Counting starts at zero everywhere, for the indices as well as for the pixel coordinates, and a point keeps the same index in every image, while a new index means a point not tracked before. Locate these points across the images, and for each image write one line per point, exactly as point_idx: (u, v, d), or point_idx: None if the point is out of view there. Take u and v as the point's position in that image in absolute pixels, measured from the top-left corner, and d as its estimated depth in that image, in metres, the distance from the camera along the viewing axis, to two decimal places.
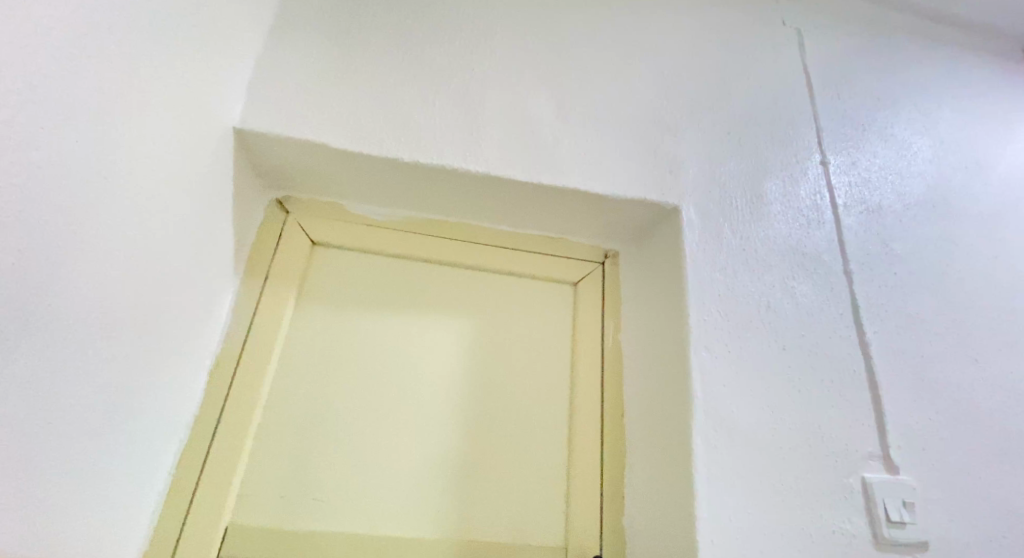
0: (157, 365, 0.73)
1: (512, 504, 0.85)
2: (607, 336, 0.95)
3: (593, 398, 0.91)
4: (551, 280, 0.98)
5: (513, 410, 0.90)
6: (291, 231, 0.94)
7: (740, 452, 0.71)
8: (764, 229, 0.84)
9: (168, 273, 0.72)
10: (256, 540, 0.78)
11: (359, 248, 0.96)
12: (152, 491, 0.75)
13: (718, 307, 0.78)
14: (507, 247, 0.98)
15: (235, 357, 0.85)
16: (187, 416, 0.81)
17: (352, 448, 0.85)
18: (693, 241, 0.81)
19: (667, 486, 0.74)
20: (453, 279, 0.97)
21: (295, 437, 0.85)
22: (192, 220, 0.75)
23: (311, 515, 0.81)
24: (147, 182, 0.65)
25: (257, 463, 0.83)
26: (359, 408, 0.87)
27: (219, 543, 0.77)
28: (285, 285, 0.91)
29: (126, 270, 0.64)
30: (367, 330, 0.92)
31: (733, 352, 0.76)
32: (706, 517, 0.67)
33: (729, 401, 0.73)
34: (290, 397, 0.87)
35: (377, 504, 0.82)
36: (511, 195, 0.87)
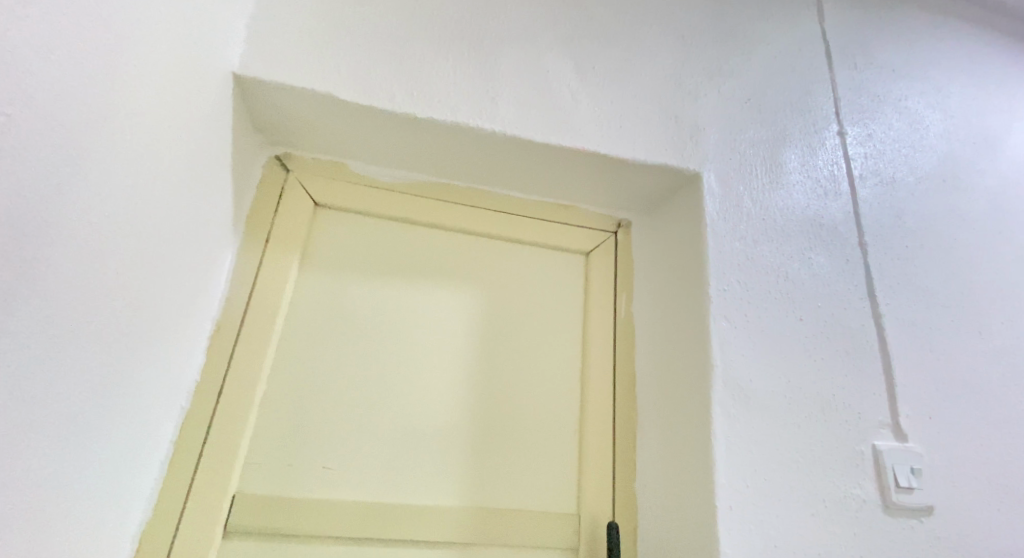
0: (155, 331, 0.69)
1: (524, 472, 0.85)
2: (619, 307, 0.94)
3: (605, 367, 0.91)
4: (562, 248, 0.96)
5: (525, 379, 0.89)
6: (293, 191, 0.89)
7: (759, 421, 0.71)
8: (782, 198, 0.83)
9: (166, 232, 0.67)
10: (264, 509, 0.76)
11: (365, 211, 0.92)
12: (155, 459, 0.72)
13: (737, 277, 0.77)
14: (520, 214, 0.95)
15: (238, 322, 0.82)
16: (188, 383, 0.77)
17: (363, 416, 0.83)
18: (713, 210, 0.80)
19: (684, 454, 0.74)
20: (463, 245, 0.94)
21: (302, 404, 0.82)
22: (189, 177, 0.70)
23: (321, 483, 0.79)
24: (143, 133, 0.60)
25: (263, 431, 0.80)
26: (368, 374, 0.85)
27: (226, 511, 0.75)
28: (289, 248, 0.87)
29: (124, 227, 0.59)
30: (376, 297, 0.89)
31: (752, 321, 0.75)
32: (724, 483, 0.68)
33: (748, 370, 0.73)
34: (296, 364, 0.84)
35: (390, 472, 0.81)
36: (526, 157, 0.83)
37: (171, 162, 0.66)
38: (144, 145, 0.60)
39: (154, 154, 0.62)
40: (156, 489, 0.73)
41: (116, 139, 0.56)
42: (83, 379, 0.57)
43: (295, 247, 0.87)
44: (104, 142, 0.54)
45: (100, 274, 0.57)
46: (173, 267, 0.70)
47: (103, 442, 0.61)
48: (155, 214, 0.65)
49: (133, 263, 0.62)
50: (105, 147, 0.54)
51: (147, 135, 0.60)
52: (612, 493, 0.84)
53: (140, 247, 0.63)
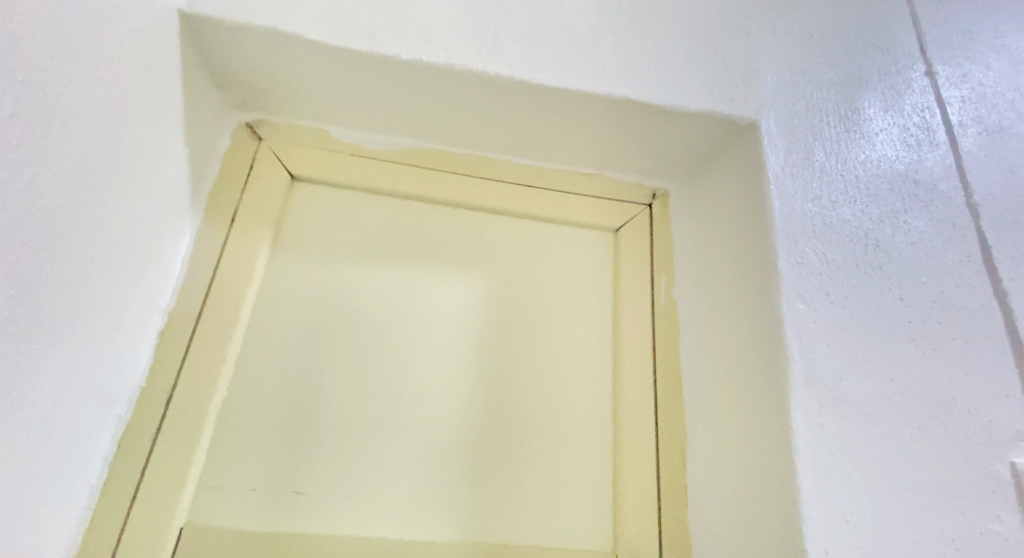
0: (92, 326, 0.55)
1: (547, 497, 0.68)
2: (658, 294, 0.77)
3: (642, 367, 0.74)
4: (585, 226, 0.81)
5: (543, 382, 0.73)
6: (265, 163, 0.76)
7: (856, 432, 0.54)
8: (865, 150, 0.66)
9: (106, 200, 0.54)
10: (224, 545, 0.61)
11: (351, 185, 0.78)
12: (83, 483, 0.58)
13: (814, 247, 0.60)
14: (534, 184, 0.80)
15: (195, 316, 0.67)
16: (130, 388, 0.63)
17: (347, 430, 0.68)
18: (777, 163, 0.63)
19: (753, 477, 0.57)
20: (468, 223, 0.79)
21: (272, 416, 0.67)
22: (134, 134, 0.56)
23: (293, 513, 0.64)
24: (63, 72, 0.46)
25: (223, 448, 0.65)
26: (354, 378, 0.70)
27: (172, 548, 0.60)
28: (260, 227, 0.73)
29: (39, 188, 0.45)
30: (364, 285, 0.74)
31: (838, 302, 0.58)
32: (816, 517, 0.50)
33: (836, 365, 0.56)
34: (267, 367, 0.69)
35: (380, 498, 0.66)
36: (539, 110, 0.68)
37: (108, 115, 0.52)
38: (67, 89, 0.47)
39: (79, 97, 0.48)
40: (85, 520, 0.58)
41: (18, 75, 0.42)
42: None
43: (268, 226, 0.73)
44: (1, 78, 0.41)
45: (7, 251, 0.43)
46: (116, 247, 0.56)
47: (13, 469, 0.47)
48: (87, 175, 0.51)
49: (59, 235, 0.48)
50: (2, 84, 0.41)
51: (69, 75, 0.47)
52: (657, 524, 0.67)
53: (66, 217, 0.49)
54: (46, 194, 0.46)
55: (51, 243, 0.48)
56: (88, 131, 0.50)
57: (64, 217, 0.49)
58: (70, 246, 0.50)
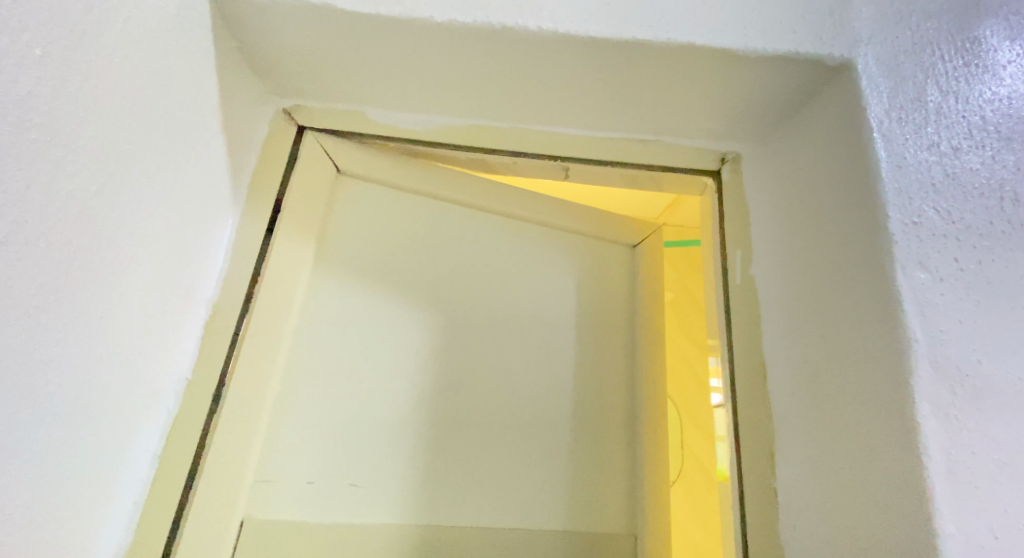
0: (131, 325, 0.51)
1: (557, 466, 0.85)
2: (732, 272, 0.70)
3: (651, 354, 0.98)
4: (601, 238, 1.01)
5: (560, 378, 0.90)
6: (312, 151, 0.75)
7: (1002, 428, 0.44)
8: (994, 86, 0.55)
9: (143, 190, 0.50)
10: (285, 530, 0.67)
11: (389, 184, 0.83)
12: (132, 480, 0.54)
13: (934, 204, 0.50)
14: (571, 173, 0.78)
15: (241, 310, 0.65)
16: (177, 381, 0.59)
17: (388, 414, 0.76)
18: (881, 108, 0.53)
19: (861, 481, 0.48)
20: (497, 233, 0.91)
21: (323, 410, 0.72)
22: (168, 120, 0.53)
23: (336, 503, 0.70)
24: (89, 63, 0.42)
25: (280, 444, 0.69)
26: (339, 368, 0.74)
27: (235, 541, 0.63)
28: (306, 221, 0.73)
29: (71, 176, 0.42)
30: (390, 283, 0.81)
31: (969, 270, 0.48)
32: (954, 533, 0.41)
33: (972, 346, 0.46)
34: (313, 363, 0.73)
35: (362, 483, 0.73)
36: (593, 71, 0.61)
37: (142, 107, 0.49)
38: (96, 82, 0.43)
39: (112, 83, 0.45)
40: (135, 519, 0.55)
41: (34, 49, 0.38)
42: (7, 404, 0.39)
43: (317, 220, 0.75)
44: (13, 57, 0.37)
45: (33, 248, 0.40)
46: (154, 242, 0.53)
47: (53, 484, 0.44)
48: (121, 167, 0.47)
49: (94, 222, 0.45)
50: (15, 57, 0.37)
51: (97, 68, 0.43)
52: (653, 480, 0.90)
53: (99, 215, 0.45)
54: (75, 185, 0.43)
55: (85, 246, 0.44)
56: (117, 123, 0.46)
57: (98, 211, 0.45)
58: (107, 247, 0.47)
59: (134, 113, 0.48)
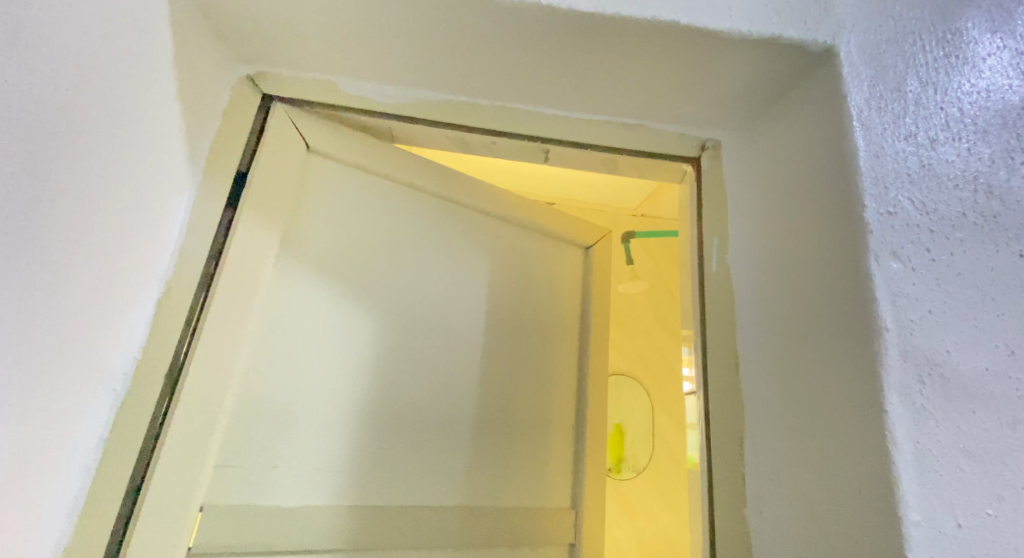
0: (74, 299, 0.46)
1: (516, 446, 0.92)
2: (708, 260, 0.69)
3: (596, 344, 1.07)
4: (560, 237, 1.07)
5: (521, 366, 0.95)
6: (282, 126, 0.72)
7: (966, 416, 0.45)
8: (972, 79, 0.55)
9: (88, 152, 0.46)
10: (249, 521, 0.64)
11: (359, 164, 0.81)
12: (76, 467, 0.49)
13: (910, 194, 0.50)
14: (550, 155, 0.77)
15: (201, 292, 0.62)
16: (126, 360, 0.54)
17: (356, 398, 0.76)
18: (862, 98, 0.52)
19: (829, 470, 0.48)
20: (463, 224, 0.93)
21: (286, 393, 0.70)
22: (116, 79, 0.48)
23: (297, 485, 0.69)
24: (18, 10, 0.39)
25: (242, 429, 0.66)
26: (304, 350, 0.73)
27: (194, 528, 0.60)
28: (274, 199, 0.70)
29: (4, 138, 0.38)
30: (358, 264, 0.79)
31: (941, 261, 0.48)
32: (919, 521, 0.41)
33: (943, 335, 0.46)
34: (276, 346, 0.71)
35: (326, 465, 0.72)
36: (579, 46, 0.58)
37: (83, 62, 0.44)
38: (22, 31, 0.39)
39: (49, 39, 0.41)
40: (79, 510, 0.49)
41: None
42: None
43: (286, 199, 0.72)
44: None
45: None
46: (101, 209, 0.48)
47: None
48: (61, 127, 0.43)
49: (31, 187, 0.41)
50: None
51: (23, 16, 0.39)
52: (592, 457, 1.01)
53: (35, 180, 0.41)
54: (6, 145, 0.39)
55: (17, 213, 0.40)
56: (52, 81, 0.42)
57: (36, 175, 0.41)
58: (47, 216, 0.43)
59: (73, 69, 0.44)
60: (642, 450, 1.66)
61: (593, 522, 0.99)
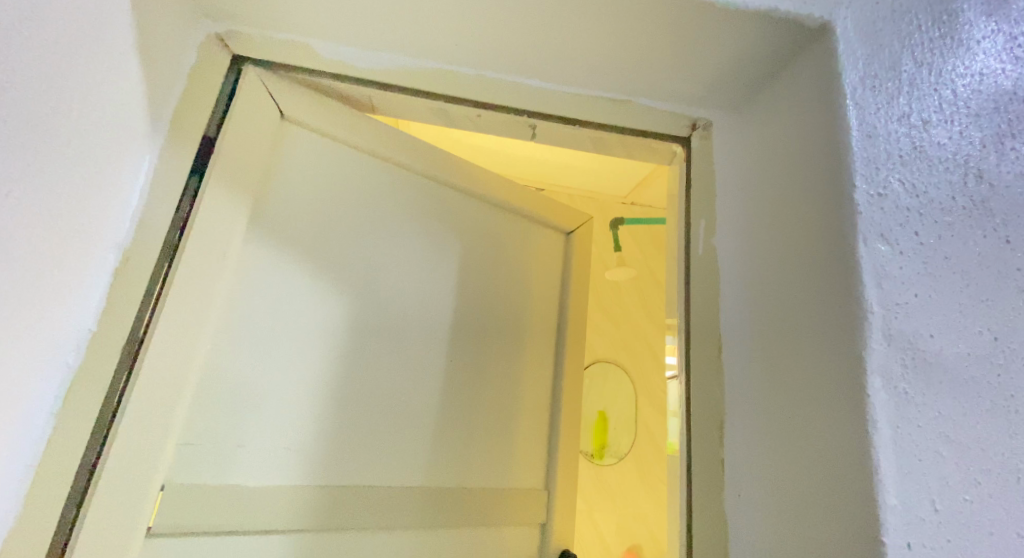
0: (26, 266, 0.43)
1: (492, 427, 0.91)
2: (694, 240, 0.67)
3: (575, 329, 1.07)
4: (542, 220, 1.06)
5: (498, 347, 0.95)
6: (254, 90, 0.68)
7: (947, 402, 0.44)
8: (966, 62, 0.54)
9: (42, 106, 0.42)
10: (211, 500, 0.62)
11: (334, 134, 0.77)
12: (23, 444, 0.46)
13: (901, 176, 0.49)
14: (537, 131, 0.73)
15: (165, 262, 0.58)
16: (80, 332, 0.51)
17: (326, 378, 0.74)
18: (856, 76, 0.51)
19: (807, 454, 0.47)
20: (443, 202, 0.91)
21: (253, 370, 0.67)
22: (74, 28, 0.44)
23: (263, 465, 0.67)
24: None
25: (208, 407, 0.63)
26: (273, 326, 0.70)
27: (153, 508, 0.57)
28: (244, 168, 0.67)
29: None
30: (332, 239, 0.76)
31: (929, 244, 0.47)
32: (896, 506, 0.41)
33: (928, 319, 0.45)
34: (244, 321, 0.68)
35: (294, 445, 0.70)
36: (570, 13, 0.55)
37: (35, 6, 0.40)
38: None
39: None
40: (26, 489, 0.47)
41: None
42: None
43: (257, 167, 0.69)
44: None
45: None
46: (57, 170, 0.45)
47: None
48: (20, 77, 0.40)
49: None
50: None
51: None
52: (566, 442, 1.02)
53: None
54: None
55: None
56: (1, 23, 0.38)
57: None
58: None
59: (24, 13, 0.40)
60: (624, 437, 1.66)
61: (566, 503, 1.00)
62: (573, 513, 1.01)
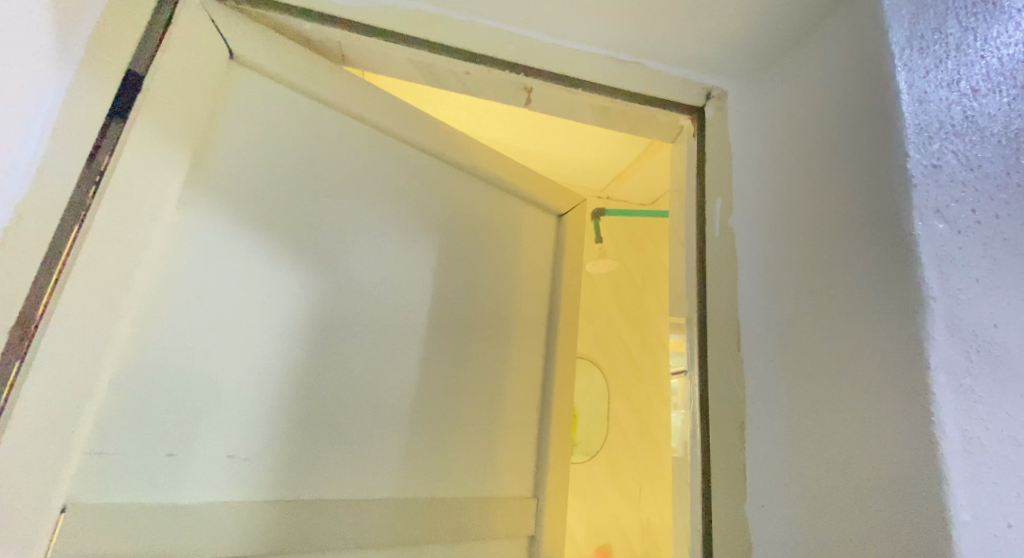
0: None
1: (479, 429, 0.83)
2: (711, 224, 0.61)
3: (567, 319, 1.00)
4: (534, 201, 0.99)
5: (485, 340, 0.87)
6: (196, 21, 0.57)
7: (1013, 400, 0.39)
8: (1010, 29, 0.50)
9: None
10: (132, 522, 0.50)
11: (296, 85, 0.67)
12: None
13: (956, 147, 0.44)
14: (532, 96, 0.65)
15: (72, 223, 0.47)
16: None
17: (282, 371, 0.63)
18: (904, 36, 0.46)
19: (857, 460, 0.41)
20: (426, 174, 0.82)
21: (192, 362, 0.56)
22: None
23: (202, 477, 0.55)
24: None
25: (130, 406, 0.51)
26: (221, 309, 0.58)
27: (51, 537, 0.45)
28: (181, 115, 0.55)
29: None
30: (292, 209, 0.65)
31: (986, 223, 0.42)
32: (971, 523, 0.35)
33: (989, 307, 0.40)
34: (182, 303, 0.56)
35: (243, 452, 0.59)
36: None
37: None
38: None
39: None
40: None
41: None
42: None
43: (199, 117, 0.57)
44: None
45: None
46: None
47: None
48: None
49: None
50: None
51: None
52: (556, 441, 0.94)
53: None
54: None
55: None
56: None
57: None
58: None
59: None
60: (596, 435, 1.63)
61: (555, 509, 0.93)
62: (563, 520, 0.93)
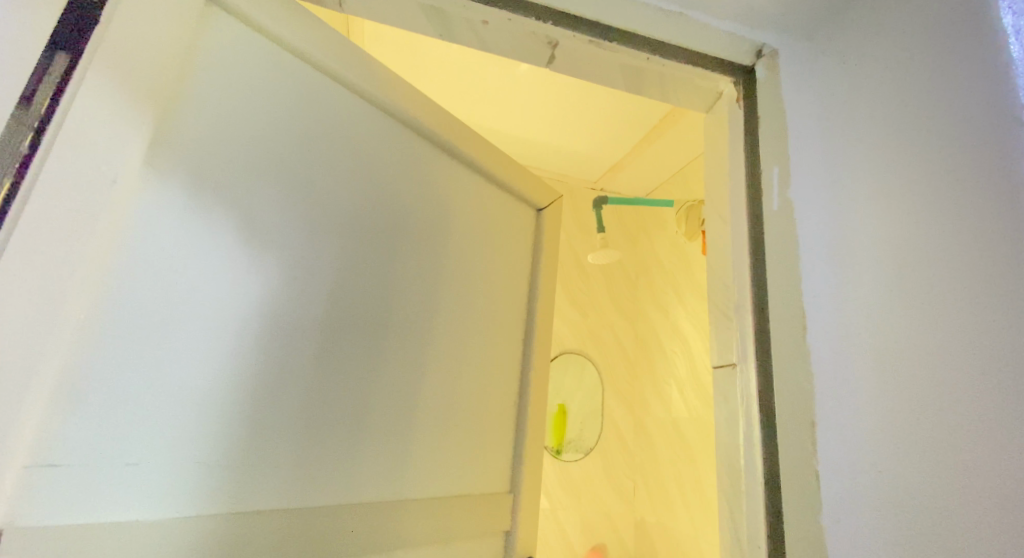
0: None
1: (455, 426, 0.77)
2: (766, 197, 0.54)
3: (546, 314, 0.95)
4: (511, 193, 0.93)
5: (466, 331, 0.80)
6: None
7: None
8: None
9: None
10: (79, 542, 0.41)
11: (278, 34, 0.58)
12: None
13: None
14: (556, 52, 0.58)
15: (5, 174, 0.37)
16: None
17: (255, 360, 0.54)
18: None
19: (966, 464, 0.34)
20: (413, 150, 0.75)
21: (155, 349, 0.47)
22: None
23: (162, 485, 0.47)
24: None
25: (79, 402, 0.42)
26: (185, 287, 0.49)
27: None
28: (146, 55, 0.46)
29: None
30: (270, 177, 0.57)
31: None
32: None
33: None
34: (141, 279, 0.46)
35: (210, 455, 0.50)
36: None
37: None
38: None
39: None
40: None
41: None
42: None
43: (165, 59, 0.48)
44: None
45: None
46: None
47: None
48: None
49: None
50: None
51: None
52: (533, 437, 0.89)
53: None
54: None
55: None
56: None
57: None
58: None
59: None
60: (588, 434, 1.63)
61: (529, 506, 0.88)
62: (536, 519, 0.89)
